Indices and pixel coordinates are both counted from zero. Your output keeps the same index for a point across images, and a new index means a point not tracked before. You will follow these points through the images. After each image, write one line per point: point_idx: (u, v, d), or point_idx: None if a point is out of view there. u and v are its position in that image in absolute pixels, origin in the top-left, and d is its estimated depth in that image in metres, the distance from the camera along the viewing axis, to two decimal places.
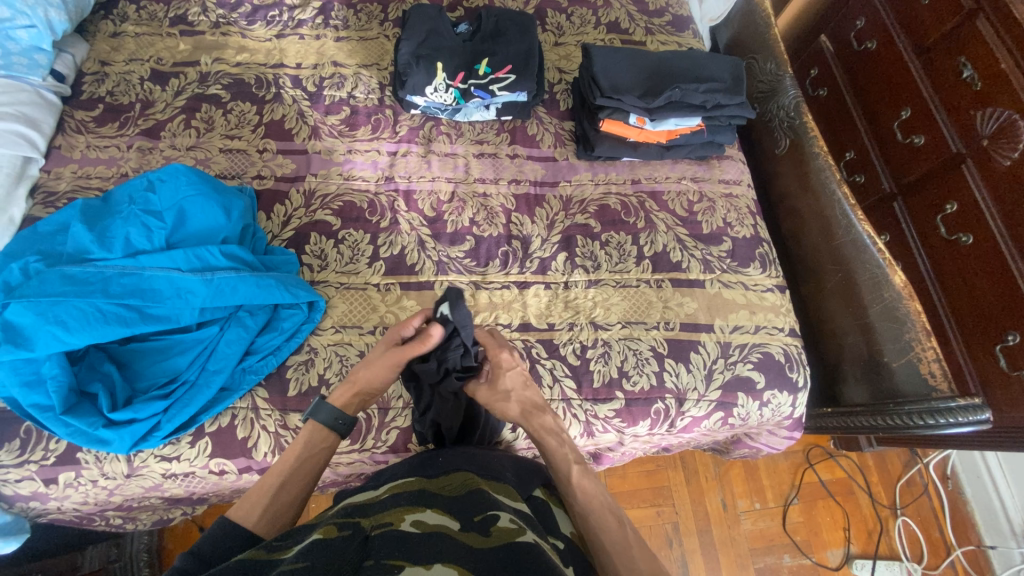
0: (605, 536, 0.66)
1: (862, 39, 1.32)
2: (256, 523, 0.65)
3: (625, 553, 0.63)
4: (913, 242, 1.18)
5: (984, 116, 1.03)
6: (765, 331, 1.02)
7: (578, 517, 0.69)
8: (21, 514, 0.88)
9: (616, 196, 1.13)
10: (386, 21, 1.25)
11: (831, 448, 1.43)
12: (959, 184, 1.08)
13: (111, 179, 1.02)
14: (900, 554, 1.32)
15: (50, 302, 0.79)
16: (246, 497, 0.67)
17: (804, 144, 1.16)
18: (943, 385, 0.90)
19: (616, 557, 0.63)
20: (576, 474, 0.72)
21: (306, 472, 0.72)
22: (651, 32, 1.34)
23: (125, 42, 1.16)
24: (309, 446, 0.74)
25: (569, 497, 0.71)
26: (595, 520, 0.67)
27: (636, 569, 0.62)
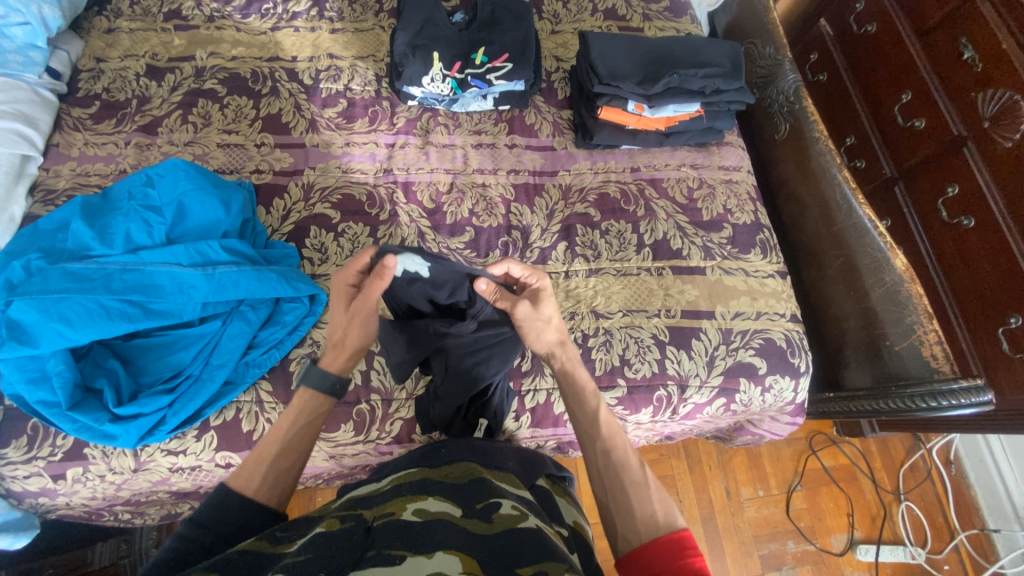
0: (623, 474, 0.66)
1: (862, 21, 1.31)
2: (258, 489, 0.64)
3: (642, 491, 0.64)
4: (915, 226, 1.18)
5: (985, 97, 1.02)
6: (767, 316, 1.02)
7: (600, 455, 0.68)
8: (31, 510, 0.89)
9: (616, 183, 1.12)
10: (382, 11, 1.24)
11: (834, 434, 1.44)
12: (961, 167, 1.07)
13: (110, 176, 1.02)
14: (904, 538, 1.33)
15: (54, 300, 0.79)
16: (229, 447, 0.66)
17: (804, 128, 1.15)
18: (946, 366, 0.89)
19: (634, 492, 0.64)
20: (600, 412, 0.72)
21: (302, 438, 0.70)
22: (649, 18, 1.32)
23: (120, 38, 1.16)
24: (307, 413, 0.72)
25: (592, 436, 0.70)
26: (616, 458, 0.67)
27: (651, 510, 0.62)
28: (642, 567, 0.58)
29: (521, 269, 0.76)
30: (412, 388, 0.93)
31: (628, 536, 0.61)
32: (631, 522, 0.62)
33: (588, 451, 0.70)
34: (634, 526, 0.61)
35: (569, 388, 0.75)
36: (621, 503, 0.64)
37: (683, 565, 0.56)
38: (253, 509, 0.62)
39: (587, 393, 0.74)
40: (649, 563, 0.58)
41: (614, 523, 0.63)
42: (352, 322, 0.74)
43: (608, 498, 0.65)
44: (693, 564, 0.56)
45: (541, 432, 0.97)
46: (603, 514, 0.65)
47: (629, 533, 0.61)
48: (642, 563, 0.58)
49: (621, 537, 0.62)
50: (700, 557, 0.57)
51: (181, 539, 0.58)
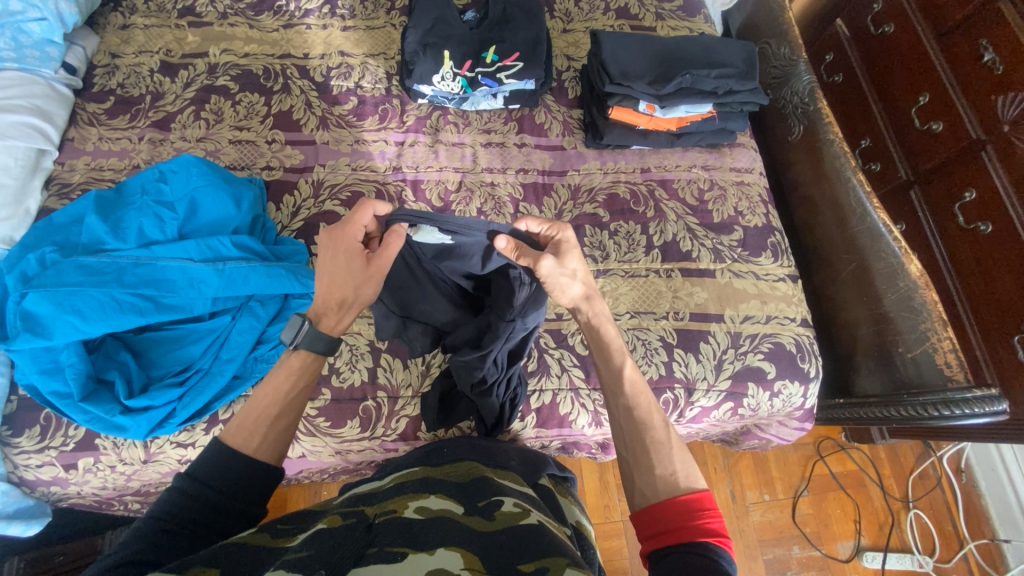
0: (645, 432, 0.65)
1: (879, 22, 1.29)
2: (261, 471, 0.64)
3: (663, 448, 0.63)
4: (930, 230, 1.16)
5: (1005, 101, 1.00)
6: (777, 320, 1.01)
7: (623, 412, 0.67)
8: (43, 499, 0.90)
9: (626, 184, 1.12)
10: (393, 9, 1.24)
11: (843, 440, 1.42)
12: (979, 171, 1.05)
13: (123, 171, 1.03)
14: (911, 546, 1.31)
15: (68, 292, 0.80)
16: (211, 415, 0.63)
17: (819, 130, 1.14)
18: (960, 374, 0.88)
19: (655, 449, 0.63)
20: (625, 367, 0.70)
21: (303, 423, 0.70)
22: (661, 17, 1.31)
23: (135, 34, 1.17)
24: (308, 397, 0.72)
25: (615, 391, 0.69)
26: (638, 415, 0.66)
27: (673, 468, 0.62)
28: (659, 524, 0.58)
29: (539, 223, 0.74)
30: (418, 386, 0.94)
31: (645, 491, 0.61)
32: (650, 481, 0.61)
33: (613, 403, 0.69)
34: (653, 482, 0.61)
35: (594, 335, 0.73)
36: (640, 459, 0.63)
37: (700, 527, 0.56)
38: (258, 501, 0.62)
39: (612, 345, 0.72)
40: (667, 520, 0.57)
41: (633, 479, 0.63)
42: (369, 279, 0.73)
43: (629, 452, 0.65)
44: (710, 525, 0.56)
45: (546, 432, 0.96)
46: (622, 467, 0.65)
47: (646, 489, 0.61)
48: (658, 520, 0.58)
49: (639, 492, 0.61)
50: (717, 519, 0.57)
51: (176, 492, 0.59)
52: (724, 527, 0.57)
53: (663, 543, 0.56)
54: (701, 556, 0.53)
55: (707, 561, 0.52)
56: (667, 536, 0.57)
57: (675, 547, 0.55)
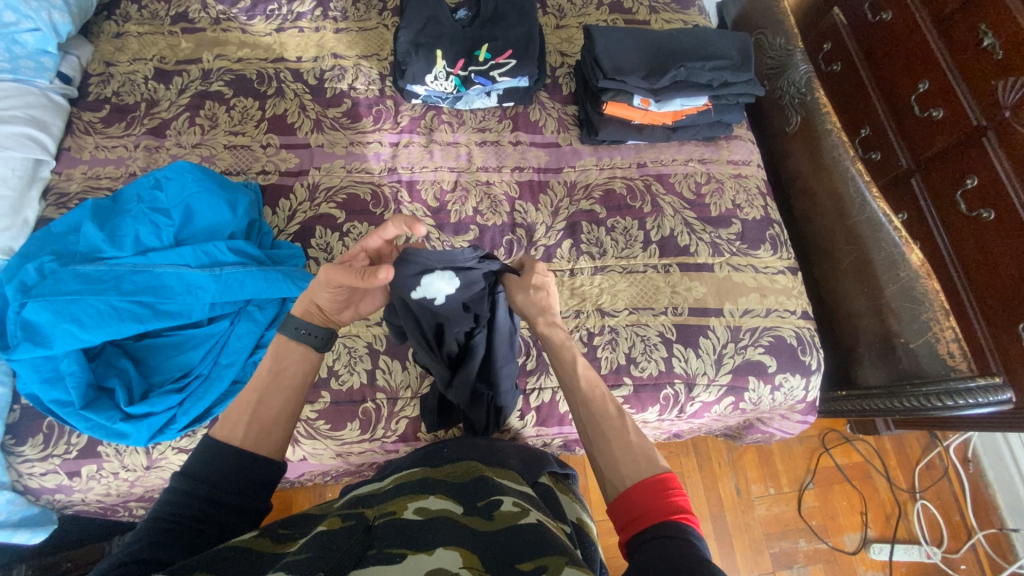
0: (604, 422, 0.64)
1: (876, 10, 1.27)
2: None
3: (626, 436, 0.62)
4: (931, 220, 1.15)
5: (1005, 86, 0.99)
6: (777, 313, 1.00)
7: (581, 404, 0.67)
8: (48, 506, 0.91)
9: (622, 179, 1.11)
10: (385, 10, 1.24)
11: (848, 432, 1.41)
12: (981, 159, 1.04)
13: (120, 179, 1.04)
14: (919, 538, 1.30)
15: (66, 301, 0.81)
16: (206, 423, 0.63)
17: (816, 120, 1.13)
18: (963, 364, 0.87)
19: (618, 435, 0.62)
20: (579, 366, 0.71)
21: None
22: (655, 10, 1.30)
23: (129, 41, 1.17)
24: None
25: (572, 386, 0.69)
26: (595, 407, 0.66)
27: (637, 455, 0.60)
28: (624, 514, 0.56)
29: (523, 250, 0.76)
30: (417, 387, 0.93)
31: (614, 481, 0.59)
32: (617, 470, 0.59)
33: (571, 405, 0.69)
34: (620, 469, 0.60)
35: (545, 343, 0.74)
36: (604, 448, 0.62)
37: (665, 505, 0.54)
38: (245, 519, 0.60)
39: (564, 348, 0.72)
40: (633, 506, 0.55)
41: (601, 469, 0.61)
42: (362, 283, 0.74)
43: (593, 446, 0.63)
44: (674, 501, 0.54)
45: (546, 430, 0.96)
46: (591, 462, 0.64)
47: (615, 478, 0.59)
48: (625, 509, 0.56)
49: (609, 484, 0.60)
50: (681, 497, 0.55)
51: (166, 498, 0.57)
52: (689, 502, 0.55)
53: (632, 532, 0.54)
54: (665, 536, 0.51)
55: (671, 537, 0.50)
56: (634, 523, 0.54)
57: (641, 534, 0.53)
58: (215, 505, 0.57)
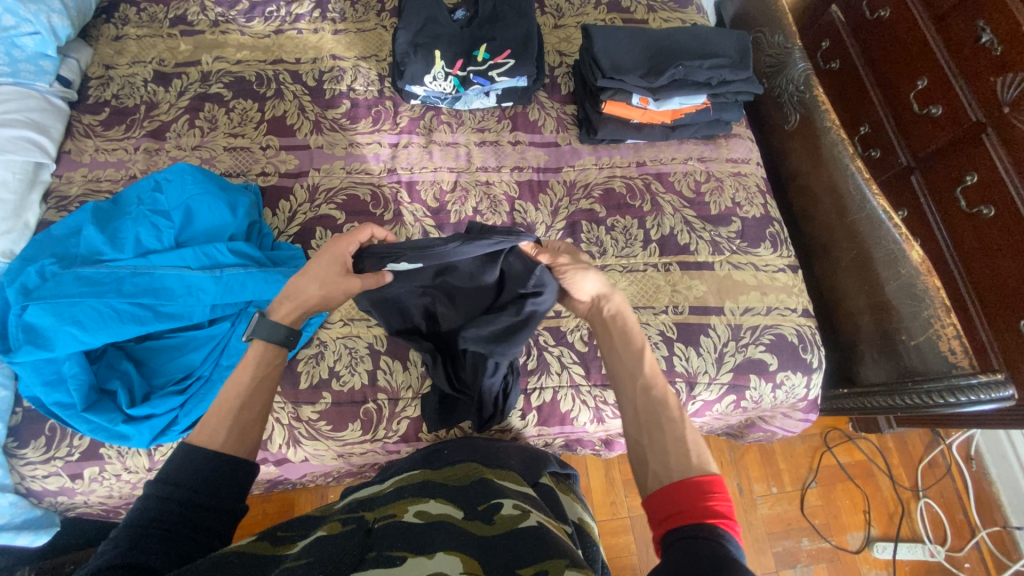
0: (661, 413, 0.62)
1: (874, 7, 1.27)
2: None
3: (682, 432, 0.60)
4: (931, 216, 1.15)
5: (1005, 82, 0.99)
6: (777, 311, 1.00)
7: (638, 389, 0.64)
8: (50, 509, 0.91)
9: (622, 178, 1.11)
10: (384, 11, 1.24)
11: (850, 430, 1.41)
12: (980, 155, 1.04)
13: (120, 181, 1.04)
14: (922, 536, 1.30)
15: (68, 304, 0.81)
16: (208, 424, 0.63)
17: (816, 118, 1.13)
18: (964, 361, 0.87)
19: (672, 428, 0.60)
20: (645, 354, 0.67)
21: None
22: (653, 9, 1.30)
23: (128, 44, 1.17)
24: None
25: (627, 367, 0.67)
26: (653, 397, 0.63)
27: (688, 454, 0.58)
28: (665, 509, 0.54)
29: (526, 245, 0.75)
30: (418, 388, 0.93)
31: (659, 474, 0.58)
32: (664, 462, 0.58)
33: (625, 387, 0.65)
34: (669, 462, 0.58)
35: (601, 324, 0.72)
36: (655, 439, 0.60)
37: (708, 509, 0.53)
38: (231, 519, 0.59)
39: (632, 333, 0.69)
40: (677, 503, 0.54)
41: (646, 458, 0.60)
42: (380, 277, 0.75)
43: (643, 434, 0.61)
44: (718, 507, 0.53)
45: (548, 430, 0.96)
46: (634, 450, 0.62)
47: (660, 470, 0.58)
48: (664, 503, 0.55)
49: (651, 475, 0.58)
50: (725, 503, 0.54)
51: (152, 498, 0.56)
52: (734, 511, 0.53)
53: (670, 527, 0.53)
54: (706, 541, 0.49)
55: (715, 545, 0.49)
56: (673, 519, 0.53)
57: (681, 532, 0.52)
58: (211, 507, 0.57)
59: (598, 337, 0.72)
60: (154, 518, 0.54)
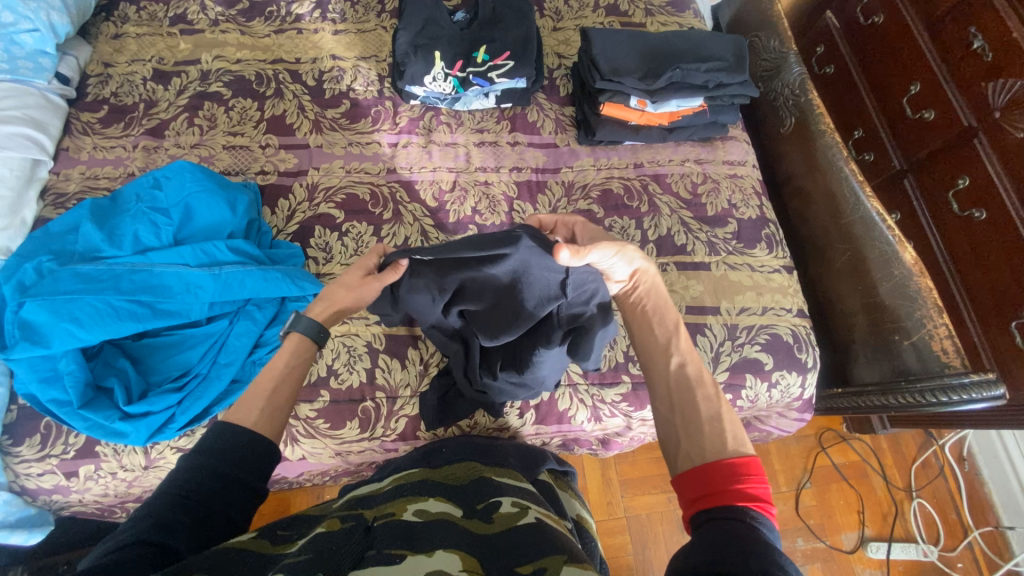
0: (698, 391, 0.62)
1: (868, 13, 1.29)
2: None
3: (717, 411, 0.60)
4: (924, 219, 1.16)
5: (996, 87, 1.01)
6: (773, 312, 1.01)
7: (674, 368, 0.64)
8: (44, 508, 0.90)
9: (619, 179, 1.12)
10: (384, 12, 1.25)
11: (844, 431, 1.42)
12: (972, 159, 1.05)
13: (118, 179, 1.04)
14: (916, 536, 1.31)
15: (65, 300, 0.80)
16: None
17: (810, 122, 1.14)
18: (957, 361, 0.88)
19: (707, 406, 0.60)
20: (682, 333, 0.67)
21: None
22: (651, 13, 1.32)
23: (127, 42, 1.17)
24: None
25: (663, 349, 0.66)
26: (692, 377, 0.63)
27: (723, 434, 0.58)
28: (699, 488, 0.55)
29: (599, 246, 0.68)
30: (416, 386, 0.94)
31: (690, 453, 0.58)
32: (698, 442, 0.58)
33: (660, 362, 0.66)
34: (701, 442, 0.58)
35: (632, 307, 0.72)
36: (689, 418, 0.60)
37: (744, 490, 0.53)
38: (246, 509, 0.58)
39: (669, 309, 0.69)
40: (708, 484, 0.54)
41: (679, 438, 0.60)
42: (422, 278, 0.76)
43: (675, 413, 0.62)
44: (752, 490, 0.53)
45: (545, 429, 0.97)
46: (667, 428, 0.62)
47: (692, 450, 0.58)
48: (696, 484, 0.55)
49: (683, 455, 0.59)
50: (762, 485, 0.54)
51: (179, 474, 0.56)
52: (769, 495, 0.53)
53: (702, 508, 0.53)
54: (740, 523, 0.50)
55: (747, 528, 0.49)
56: (707, 500, 0.54)
57: (713, 512, 0.52)
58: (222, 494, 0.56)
59: (632, 322, 0.72)
60: (189, 489, 0.54)
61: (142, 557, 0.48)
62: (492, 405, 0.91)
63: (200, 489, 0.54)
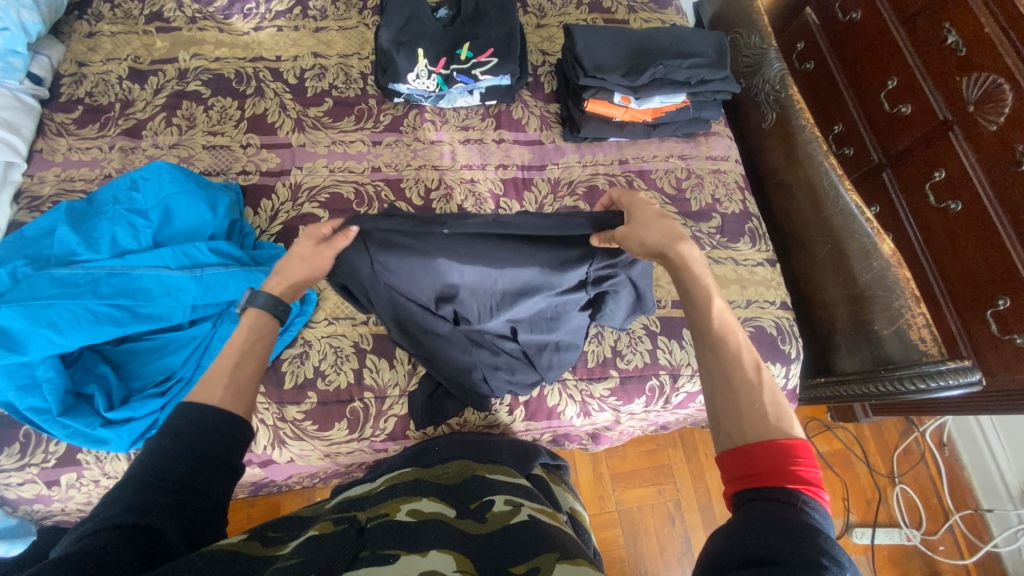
0: (736, 372, 0.59)
1: (846, 9, 1.31)
2: None
3: (759, 393, 0.57)
4: (902, 211, 1.19)
5: (969, 82, 1.03)
6: (757, 304, 1.03)
7: (713, 347, 0.61)
8: (26, 518, 0.88)
9: (605, 176, 1.12)
10: (366, 9, 1.23)
11: (829, 420, 1.45)
12: (947, 152, 1.08)
13: (95, 181, 1.01)
14: (899, 520, 1.34)
15: (41, 306, 0.78)
16: None
17: (791, 117, 1.16)
18: (934, 349, 0.90)
19: (748, 388, 0.58)
20: (723, 308, 0.64)
21: None
22: (634, 9, 1.32)
23: (102, 41, 1.15)
24: None
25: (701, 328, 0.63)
26: (731, 355, 0.60)
27: (762, 416, 0.55)
28: (746, 467, 0.53)
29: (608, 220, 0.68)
30: (405, 385, 0.93)
31: (731, 434, 0.56)
32: (737, 426, 0.56)
33: (698, 340, 0.63)
34: (742, 424, 0.56)
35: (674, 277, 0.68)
36: (728, 399, 0.58)
37: (794, 474, 0.51)
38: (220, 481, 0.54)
39: (698, 273, 0.65)
40: (751, 464, 0.53)
41: (718, 420, 0.58)
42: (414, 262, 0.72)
43: (715, 394, 0.59)
44: (805, 474, 0.51)
45: (535, 425, 0.97)
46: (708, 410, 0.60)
47: (733, 430, 0.56)
48: (740, 463, 0.54)
49: (723, 434, 0.57)
50: (812, 469, 0.52)
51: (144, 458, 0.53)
52: (821, 480, 0.51)
53: (744, 488, 0.52)
54: (790, 506, 0.48)
55: (798, 513, 0.47)
56: (751, 480, 0.52)
57: (763, 492, 0.51)
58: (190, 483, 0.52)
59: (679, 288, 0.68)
60: (160, 470, 0.51)
61: (117, 546, 0.45)
62: (479, 398, 0.91)
63: (178, 471, 0.52)
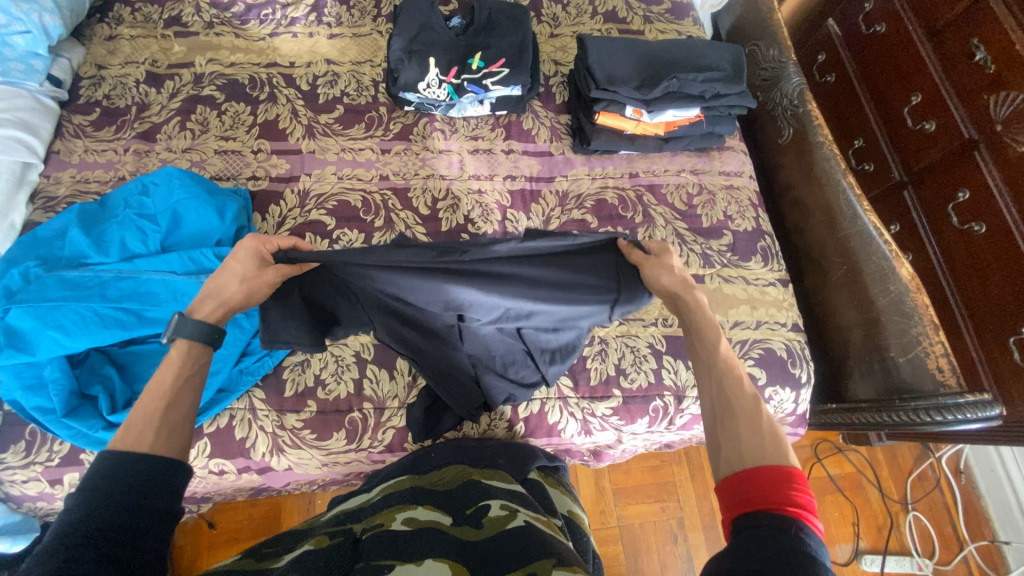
0: (735, 400, 0.59)
1: (870, 22, 1.28)
2: None
3: (756, 418, 0.56)
4: (923, 230, 1.15)
5: (998, 100, 0.99)
6: (767, 325, 1.00)
7: (712, 377, 0.62)
8: (30, 514, 0.90)
9: (614, 189, 1.11)
10: (380, 16, 1.24)
11: (840, 442, 1.41)
12: (972, 171, 1.04)
13: (109, 183, 1.03)
14: (911, 549, 1.30)
15: (49, 307, 0.80)
16: None
17: (808, 133, 1.13)
18: (953, 380, 0.87)
19: (748, 416, 0.57)
20: (721, 341, 0.65)
21: None
22: (650, 20, 1.30)
23: (121, 44, 1.17)
24: None
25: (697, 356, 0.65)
26: (728, 385, 0.60)
27: (762, 442, 0.54)
28: (739, 493, 0.51)
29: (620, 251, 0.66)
30: (404, 397, 0.93)
31: (731, 460, 0.54)
32: (736, 454, 0.54)
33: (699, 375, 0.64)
34: (740, 449, 0.55)
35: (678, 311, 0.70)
36: (729, 427, 0.57)
37: (789, 500, 0.49)
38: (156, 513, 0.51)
39: (706, 313, 0.68)
40: (749, 490, 0.51)
41: (719, 449, 0.57)
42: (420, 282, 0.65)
43: (717, 424, 0.58)
44: (798, 500, 0.49)
45: (535, 441, 0.96)
46: (710, 440, 0.59)
47: (733, 456, 0.55)
48: (735, 488, 0.52)
49: (723, 462, 0.55)
50: (806, 495, 0.49)
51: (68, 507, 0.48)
52: (814, 505, 0.48)
53: (739, 514, 0.50)
54: (784, 531, 0.46)
55: (791, 537, 0.45)
56: (746, 506, 0.50)
57: (756, 515, 0.48)
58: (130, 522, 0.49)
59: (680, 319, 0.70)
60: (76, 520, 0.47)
61: None
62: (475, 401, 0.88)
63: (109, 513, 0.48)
